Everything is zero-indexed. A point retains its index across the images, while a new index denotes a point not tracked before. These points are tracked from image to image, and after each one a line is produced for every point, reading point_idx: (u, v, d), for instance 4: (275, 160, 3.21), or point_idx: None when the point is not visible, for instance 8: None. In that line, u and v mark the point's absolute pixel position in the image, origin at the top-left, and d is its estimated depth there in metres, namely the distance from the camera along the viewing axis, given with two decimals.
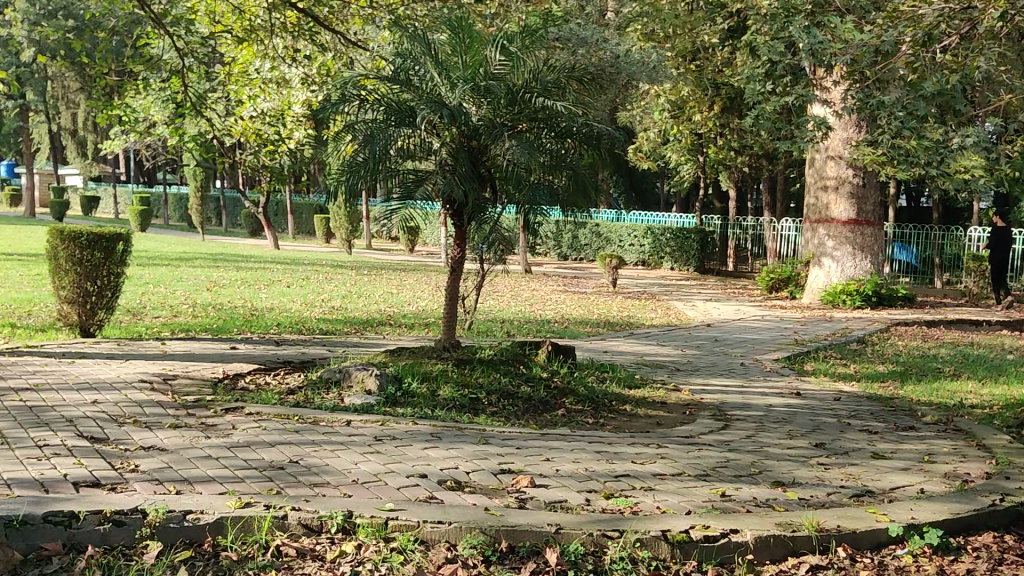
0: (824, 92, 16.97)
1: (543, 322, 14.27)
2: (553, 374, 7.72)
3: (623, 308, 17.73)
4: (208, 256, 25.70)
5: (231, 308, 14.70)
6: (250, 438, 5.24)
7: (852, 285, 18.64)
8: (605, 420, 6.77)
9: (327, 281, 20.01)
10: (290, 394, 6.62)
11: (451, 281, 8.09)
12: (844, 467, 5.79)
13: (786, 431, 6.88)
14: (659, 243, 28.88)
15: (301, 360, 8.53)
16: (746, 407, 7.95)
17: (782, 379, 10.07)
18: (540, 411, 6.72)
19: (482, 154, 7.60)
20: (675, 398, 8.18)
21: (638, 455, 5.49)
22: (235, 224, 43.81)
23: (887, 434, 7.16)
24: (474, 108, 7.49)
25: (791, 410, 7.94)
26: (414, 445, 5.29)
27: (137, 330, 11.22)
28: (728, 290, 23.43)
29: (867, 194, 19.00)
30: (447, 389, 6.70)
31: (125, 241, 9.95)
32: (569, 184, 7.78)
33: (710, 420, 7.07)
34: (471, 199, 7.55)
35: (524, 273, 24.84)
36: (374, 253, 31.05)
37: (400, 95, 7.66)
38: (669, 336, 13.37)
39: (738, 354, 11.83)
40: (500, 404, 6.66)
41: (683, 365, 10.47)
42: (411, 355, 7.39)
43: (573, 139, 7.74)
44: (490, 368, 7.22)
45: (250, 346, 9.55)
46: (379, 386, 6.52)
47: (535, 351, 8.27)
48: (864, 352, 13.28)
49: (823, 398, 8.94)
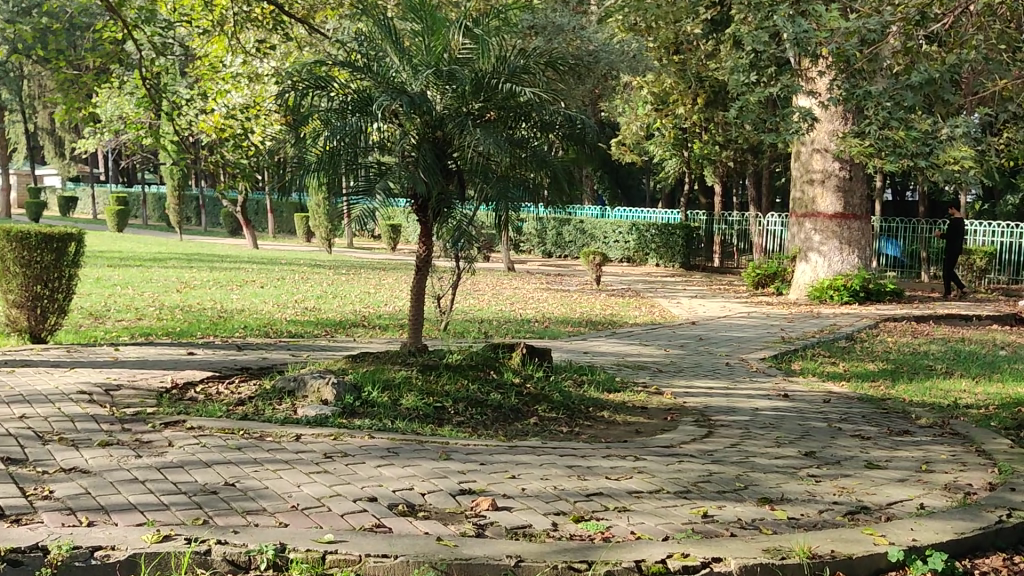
0: (810, 83, 16.57)
1: (524, 322, 13.82)
2: (526, 380, 7.24)
3: (606, 306, 17.27)
4: (183, 256, 25.13)
5: (200, 310, 14.18)
6: (185, 457, 4.77)
7: (840, 280, 18.26)
8: (580, 429, 6.32)
9: (303, 281, 19.52)
10: (239, 405, 6.14)
11: (417, 280, 7.61)
12: (836, 479, 5.35)
13: (774, 439, 6.42)
14: (644, 239, 28.44)
15: (260, 366, 8.04)
16: (731, 412, 7.50)
17: (769, 380, 9.63)
18: (510, 420, 6.25)
19: (448, 145, 7.13)
20: (657, 403, 7.73)
21: (613, 470, 5.03)
22: (214, 224, 43.27)
23: (882, 439, 6.73)
24: (437, 97, 7.06)
25: (779, 414, 7.51)
26: (366, 463, 4.81)
27: (96, 335, 10.70)
28: (714, 286, 23.00)
29: (854, 187, 18.61)
30: (410, 398, 6.22)
31: (78, 242, 9.47)
32: (544, 178, 7.27)
33: (692, 427, 6.62)
34: (435, 193, 7.07)
35: (506, 272, 24.34)
36: (355, 252, 30.53)
37: (360, 82, 7.23)
38: (652, 336, 12.93)
39: (723, 353, 11.39)
40: (468, 413, 6.19)
41: (666, 366, 10.02)
42: (376, 360, 6.92)
43: (547, 128, 7.26)
44: (459, 374, 6.72)
45: (209, 351, 9.05)
46: (335, 396, 6.05)
47: (509, 354, 7.78)
48: (853, 350, 12.86)
49: (811, 400, 8.51)
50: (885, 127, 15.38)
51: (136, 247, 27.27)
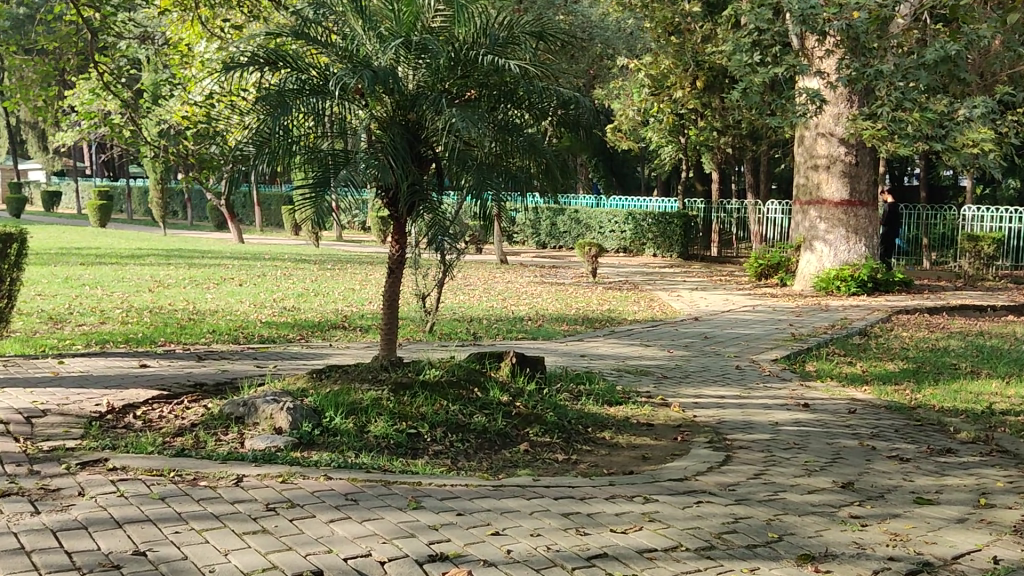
0: (816, 61, 15.66)
1: (516, 320, 12.95)
2: (516, 397, 6.31)
3: (603, 301, 16.40)
4: (164, 252, 24.18)
5: (171, 312, 13.29)
6: (93, 513, 3.86)
7: (847, 270, 17.40)
8: (579, 457, 5.46)
9: (285, 278, 18.62)
10: (178, 435, 5.24)
11: (391, 282, 6.68)
12: (885, 522, 4.48)
13: (803, 465, 5.54)
14: (640, 229, 27.52)
15: (216, 382, 7.13)
16: (748, 429, 6.60)
17: (784, 385, 8.75)
18: (497, 449, 5.39)
19: (422, 128, 6.21)
20: (664, 418, 6.85)
21: (619, 518, 4.14)
22: (200, 217, 42.27)
23: (924, 463, 5.88)
24: (410, 74, 6.17)
25: (803, 431, 6.64)
26: (316, 517, 3.91)
27: (47, 343, 9.77)
28: (714, 277, 22.12)
29: (860, 171, 17.74)
30: (379, 424, 5.33)
31: (21, 242, 8.56)
32: (533, 167, 6.38)
33: (707, 451, 5.76)
34: (406, 183, 6.13)
35: (498, 264, 23.41)
36: (343, 245, 29.60)
37: (319, 57, 6.35)
38: (653, 335, 12.05)
39: (731, 354, 10.51)
40: (447, 442, 5.32)
41: (672, 371, 9.10)
42: (341, 379, 5.98)
43: (535, 109, 6.38)
44: (436, 394, 5.78)
45: (163, 363, 8.13)
46: (291, 424, 5.17)
47: (497, 365, 6.93)
48: (868, 347, 12.00)
49: (834, 410, 7.64)
50: (899, 108, 14.49)
51: (118, 244, 26.29)
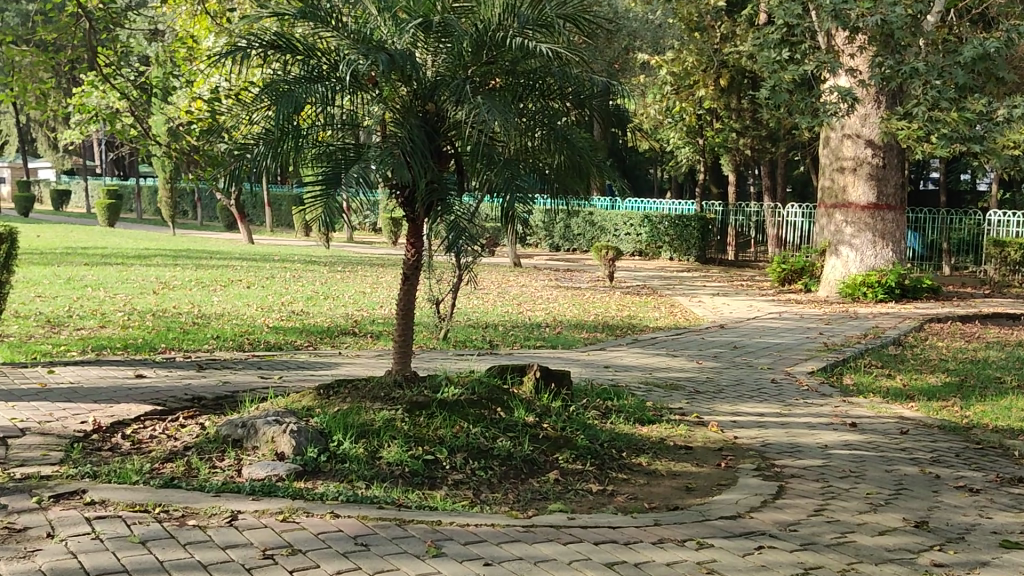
0: (847, 59, 15.03)
1: (534, 327, 12.38)
2: (542, 417, 5.73)
3: (622, 307, 15.81)
4: (171, 252, 23.71)
5: (174, 315, 12.77)
6: (60, 563, 3.29)
7: (874, 276, 16.77)
8: (615, 488, 4.89)
9: (294, 280, 18.07)
10: (168, 461, 4.67)
11: (404, 291, 6.08)
12: (975, 571, 3.89)
13: (866, 499, 4.96)
14: (656, 232, 26.91)
15: (216, 396, 6.56)
16: (797, 454, 6.02)
17: (826, 401, 8.17)
18: (524, 478, 4.83)
19: (441, 122, 5.65)
20: (703, 440, 6.28)
21: (672, 570, 3.56)
22: (210, 217, 41.84)
23: (997, 495, 5.29)
24: (428, 59, 5.65)
25: (858, 456, 6.06)
26: (322, 569, 3.34)
27: (40, 348, 9.24)
28: (736, 282, 21.49)
29: (888, 174, 17.12)
30: (392, 449, 4.76)
31: (10, 242, 8.05)
32: (564, 164, 5.82)
33: (757, 481, 5.18)
34: (423, 181, 5.56)
35: (512, 268, 22.83)
36: (354, 246, 29.06)
37: (328, 41, 5.84)
38: (678, 343, 11.47)
39: (764, 365, 9.92)
40: (468, 470, 4.75)
41: (704, 385, 8.51)
42: (350, 397, 5.40)
43: (567, 98, 5.83)
44: (455, 415, 5.21)
45: (160, 373, 7.57)
46: (295, 449, 4.62)
47: (519, 379, 6.36)
48: (906, 358, 11.39)
49: (885, 430, 7.05)
50: (935, 107, 13.82)
51: (126, 244, 25.84)
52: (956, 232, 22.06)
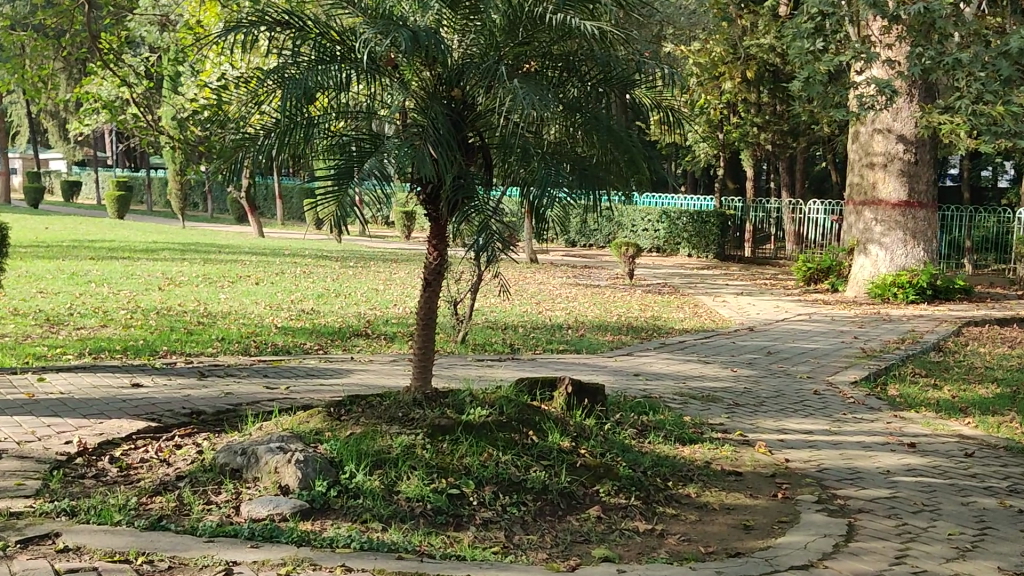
0: (885, 49, 14.28)
1: (555, 329, 11.78)
2: (578, 440, 5.14)
3: (645, 307, 15.18)
4: (179, 245, 23.18)
5: (179, 314, 12.23)
6: None
7: (905, 276, 16.10)
8: (664, 527, 4.30)
9: (305, 276, 17.51)
10: (158, 494, 4.10)
11: (424, 297, 5.48)
12: None
13: (949, 542, 4.36)
14: (675, 228, 26.31)
15: (217, 410, 5.98)
16: (859, 482, 5.41)
17: (877, 417, 7.55)
18: (561, 516, 4.25)
19: (469, 110, 5.06)
20: (753, 463, 5.68)
21: None
22: (221, 209, 41.39)
23: None
24: (455, 40, 5.12)
25: (926, 485, 5.45)
26: None
27: (34, 351, 8.67)
28: (759, 281, 20.84)
29: (920, 171, 16.43)
30: (412, 481, 4.20)
31: None
32: (605, 158, 5.21)
33: (822, 518, 4.58)
34: (449, 175, 4.95)
35: (528, 264, 22.24)
36: (366, 241, 28.51)
37: (342, 18, 5.24)
38: (709, 348, 10.85)
39: (803, 375, 9.30)
40: (499, 507, 4.17)
41: (743, 398, 7.90)
42: (364, 418, 4.85)
43: (611, 84, 5.23)
44: (483, 441, 4.63)
45: (158, 382, 7.00)
46: (301, 482, 4.06)
47: (550, 396, 5.79)
48: (949, 366, 10.74)
49: (948, 452, 6.43)
50: (979, 101, 13.09)
51: (134, 236, 25.32)
52: (980, 228, 21.25)
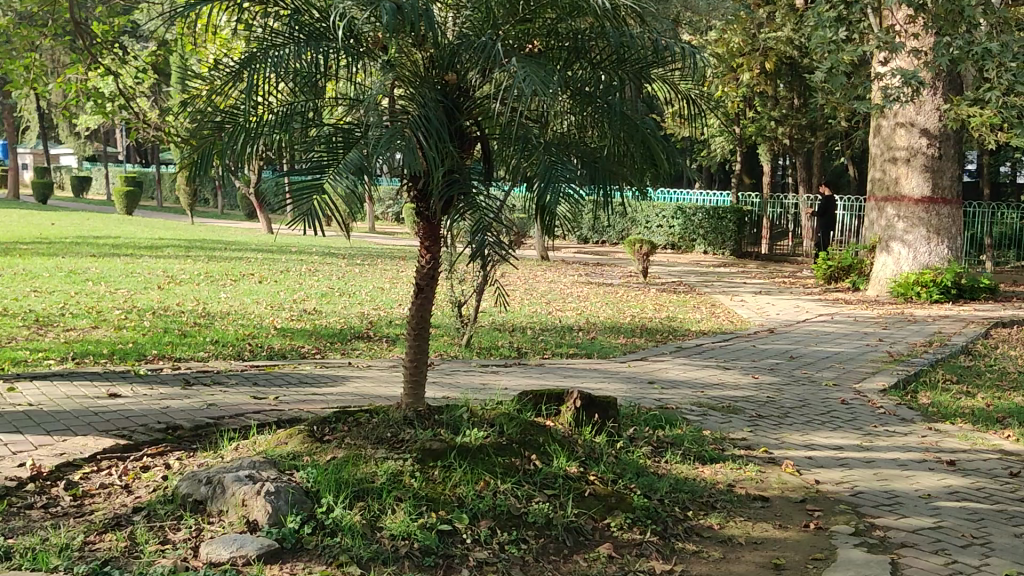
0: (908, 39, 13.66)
1: (566, 331, 11.26)
2: (585, 463, 4.65)
3: (660, 307, 14.65)
4: (184, 242, 22.78)
5: (175, 314, 11.76)
6: None
7: (928, 274, 15.50)
8: (684, 567, 3.80)
9: (309, 275, 17.01)
10: (109, 530, 3.62)
11: (416, 302, 4.97)
12: None
13: None
14: (690, 224, 25.73)
15: (195, 424, 5.49)
16: (899, 508, 4.88)
17: (910, 429, 7.01)
18: (567, 555, 3.76)
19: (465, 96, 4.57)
20: (782, 486, 5.14)
21: None
22: (232, 206, 41.02)
23: None
24: (448, 17, 4.63)
25: (974, 512, 4.92)
26: None
27: (15, 355, 8.20)
28: (777, 279, 20.25)
29: (944, 165, 15.82)
30: (396, 516, 3.72)
31: None
32: (618, 148, 4.69)
33: (862, 555, 4.06)
34: (442, 168, 4.43)
35: (539, 261, 21.74)
36: (375, 237, 28.04)
37: None
38: (728, 351, 10.34)
39: (828, 381, 8.77)
40: (495, 546, 3.68)
41: (766, 408, 7.38)
42: (348, 441, 4.36)
43: (624, 67, 4.72)
44: (479, 467, 4.16)
45: (138, 392, 6.51)
46: (271, 518, 3.58)
47: (557, 412, 5.29)
48: (980, 371, 10.19)
49: (991, 471, 5.91)
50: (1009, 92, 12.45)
51: (140, 233, 24.90)
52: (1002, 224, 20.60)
